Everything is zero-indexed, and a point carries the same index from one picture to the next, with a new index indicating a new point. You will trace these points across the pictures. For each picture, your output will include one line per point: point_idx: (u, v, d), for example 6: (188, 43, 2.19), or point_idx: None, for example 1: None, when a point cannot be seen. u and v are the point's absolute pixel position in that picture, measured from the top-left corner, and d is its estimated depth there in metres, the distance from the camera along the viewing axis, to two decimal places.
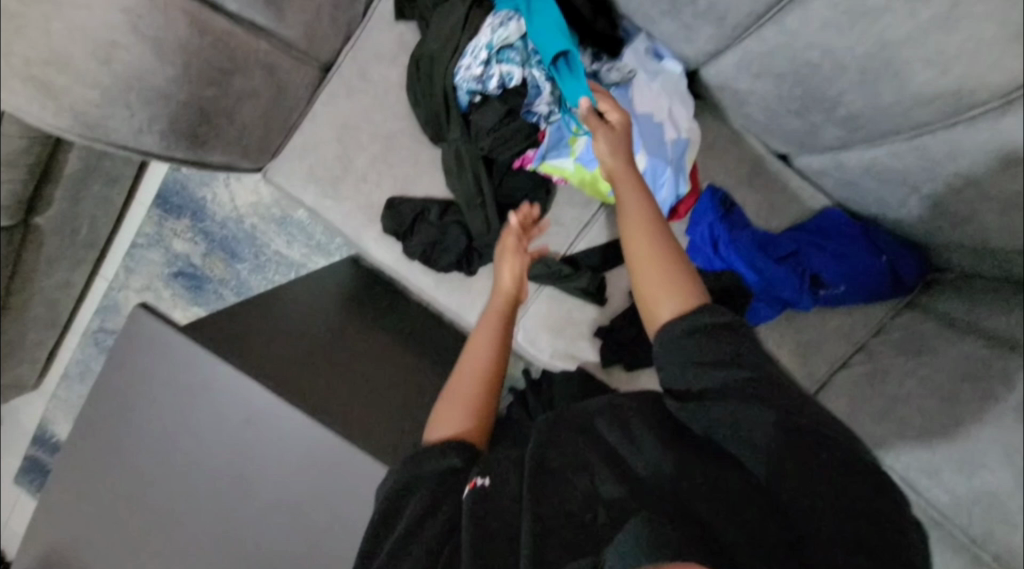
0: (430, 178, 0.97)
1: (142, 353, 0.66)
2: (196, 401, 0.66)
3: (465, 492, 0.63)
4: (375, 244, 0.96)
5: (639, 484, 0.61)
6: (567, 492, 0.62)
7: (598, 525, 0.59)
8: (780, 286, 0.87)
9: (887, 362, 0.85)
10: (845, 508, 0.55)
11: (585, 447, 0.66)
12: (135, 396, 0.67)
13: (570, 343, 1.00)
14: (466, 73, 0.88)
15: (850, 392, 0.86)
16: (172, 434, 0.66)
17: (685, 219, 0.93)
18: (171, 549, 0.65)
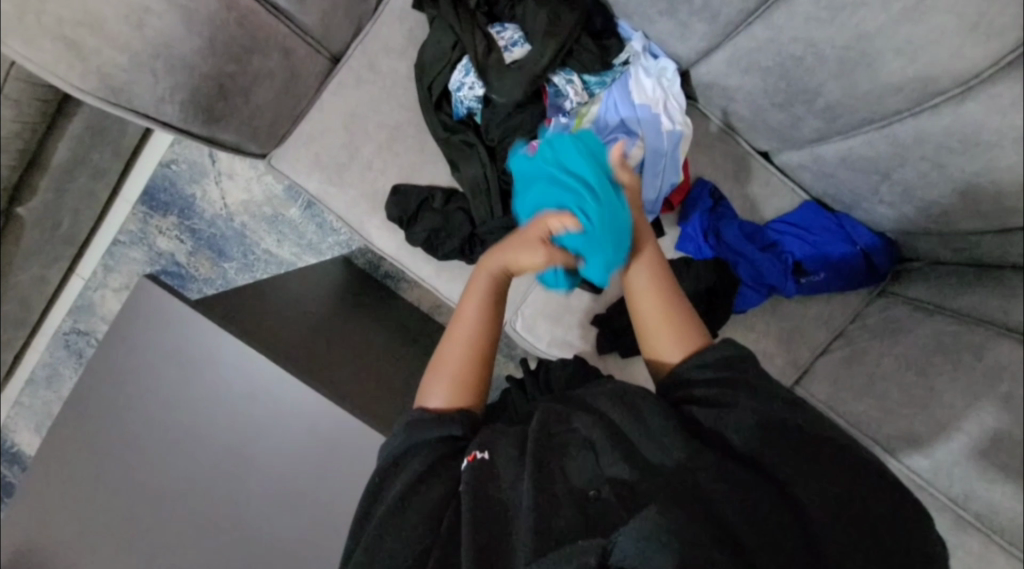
0: (434, 167, 1.02)
1: (146, 328, 0.81)
2: (199, 371, 0.81)
3: (465, 463, 0.72)
4: (379, 231, 1.04)
5: (616, 470, 0.69)
6: (551, 468, 0.70)
7: (598, 500, 0.68)
8: (767, 271, 0.98)
9: (864, 345, 0.96)
10: (829, 490, 0.66)
11: (570, 431, 0.74)
12: (137, 366, 0.81)
13: (567, 329, 1.07)
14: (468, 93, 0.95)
15: (832, 377, 0.97)
16: (177, 405, 0.81)
17: (677, 211, 1.02)
18: (169, 497, 0.81)
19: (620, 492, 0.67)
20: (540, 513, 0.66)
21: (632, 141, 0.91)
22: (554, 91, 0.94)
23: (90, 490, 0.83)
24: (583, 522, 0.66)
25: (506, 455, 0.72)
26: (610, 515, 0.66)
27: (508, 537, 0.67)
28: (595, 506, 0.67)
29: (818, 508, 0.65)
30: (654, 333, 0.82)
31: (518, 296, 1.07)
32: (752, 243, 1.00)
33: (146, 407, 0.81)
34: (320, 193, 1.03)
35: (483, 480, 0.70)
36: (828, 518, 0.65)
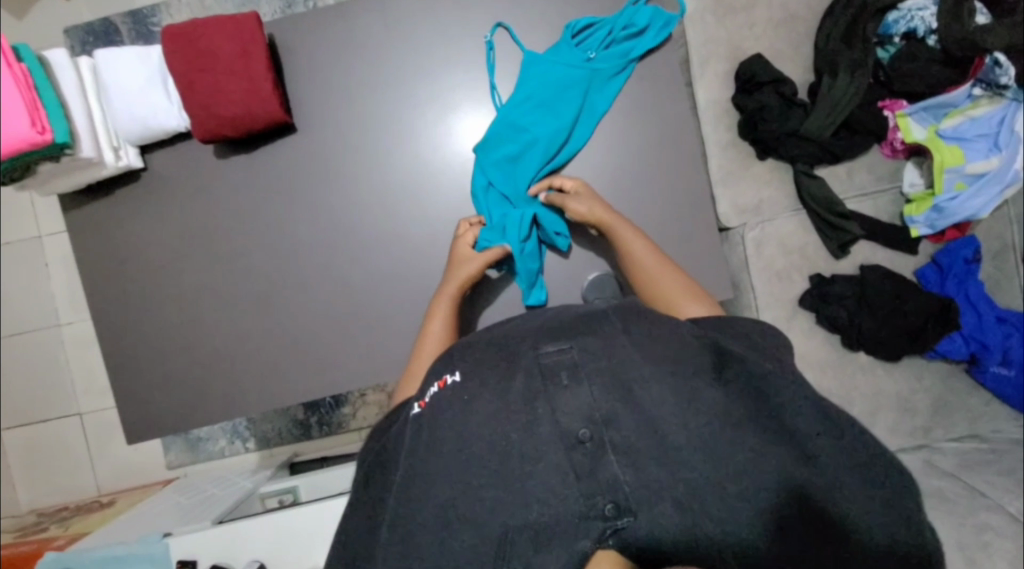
0: (793, 66, 1.07)
1: (367, 100, 0.87)
2: (398, 173, 0.87)
3: (432, 387, 0.67)
4: (714, 79, 1.09)
5: (607, 408, 0.61)
6: (538, 402, 0.62)
7: (581, 450, 0.60)
8: (989, 333, 1.07)
9: (1003, 449, 1.11)
10: (889, 501, 0.54)
11: (555, 354, 0.65)
12: (345, 102, 0.87)
13: (787, 268, 1.12)
14: (917, 12, 0.98)
15: (959, 457, 1.11)
16: (370, 96, 0.87)
17: (940, 242, 1.11)
18: (297, 212, 0.87)
19: (615, 442, 0.60)
20: (522, 459, 0.60)
21: (989, 154, 1.01)
22: (996, 68, 0.96)
23: (303, 90, 0.86)
24: (574, 469, 0.59)
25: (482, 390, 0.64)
26: (608, 476, 0.59)
27: (473, 476, 0.60)
28: (589, 454, 0.60)
29: (867, 524, 0.54)
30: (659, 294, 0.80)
31: (767, 215, 1.12)
32: (987, 304, 1.08)
33: (360, 91, 0.87)
34: (693, 17, 1.07)
35: (421, 462, 0.62)
36: (846, 485, 0.55)
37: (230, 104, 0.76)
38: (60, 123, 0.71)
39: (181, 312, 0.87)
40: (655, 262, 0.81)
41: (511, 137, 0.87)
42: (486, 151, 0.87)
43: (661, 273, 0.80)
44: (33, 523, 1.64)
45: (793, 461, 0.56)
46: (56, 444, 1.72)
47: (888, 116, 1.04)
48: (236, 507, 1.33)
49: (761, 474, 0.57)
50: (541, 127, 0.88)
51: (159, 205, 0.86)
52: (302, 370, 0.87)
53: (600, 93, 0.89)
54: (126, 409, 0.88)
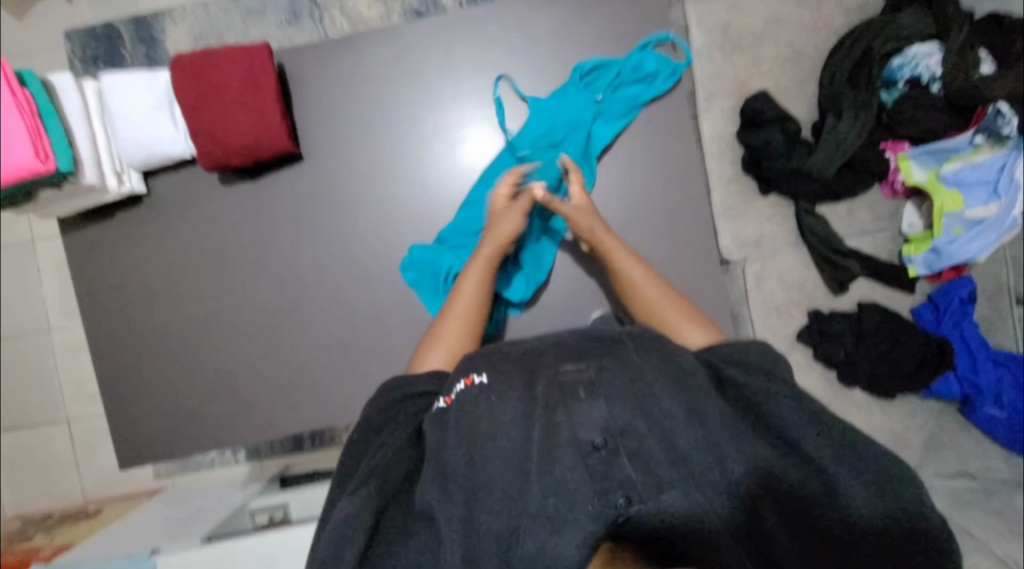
0: (797, 104, 1.08)
1: (373, 130, 0.86)
2: (402, 205, 0.87)
3: (460, 385, 0.66)
4: (719, 115, 1.09)
5: (623, 420, 0.62)
6: (550, 434, 0.61)
7: (598, 452, 0.60)
8: (983, 375, 1.08)
9: (993, 489, 1.13)
10: (879, 502, 0.59)
11: (575, 373, 0.66)
12: (350, 131, 0.86)
13: (786, 303, 1.13)
14: (924, 61, 1.00)
15: (949, 494, 1.12)
16: (376, 127, 0.86)
17: (937, 282, 1.12)
18: (299, 241, 0.86)
19: (631, 449, 0.60)
20: (539, 469, 0.59)
21: (989, 201, 1.03)
22: (998, 119, 0.98)
23: (310, 119, 0.86)
24: (588, 473, 0.58)
25: (505, 399, 0.65)
26: (620, 476, 0.58)
27: (498, 476, 0.61)
28: (603, 459, 0.59)
29: (855, 523, 0.58)
30: (658, 314, 0.79)
31: (768, 249, 1.13)
32: (981, 346, 1.10)
33: (366, 120, 0.86)
34: (700, 51, 1.07)
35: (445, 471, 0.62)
36: (843, 487, 0.59)
37: (236, 135, 0.75)
38: (64, 151, 0.71)
39: (179, 337, 0.86)
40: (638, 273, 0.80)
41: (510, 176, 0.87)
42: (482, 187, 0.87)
43: (651, 290, 0.79)
44: (18, 532, 1.61)
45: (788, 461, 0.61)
46: (43, 452, 1.69)
47: (889, 157, 1.06)
48: (226, 523, 1.31)
49: (768, 483, 0.61)
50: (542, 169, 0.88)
51: (159, 230, 0.85)
52: (300, 398, 0.86)
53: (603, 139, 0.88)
54: (121, 435, 0.87)
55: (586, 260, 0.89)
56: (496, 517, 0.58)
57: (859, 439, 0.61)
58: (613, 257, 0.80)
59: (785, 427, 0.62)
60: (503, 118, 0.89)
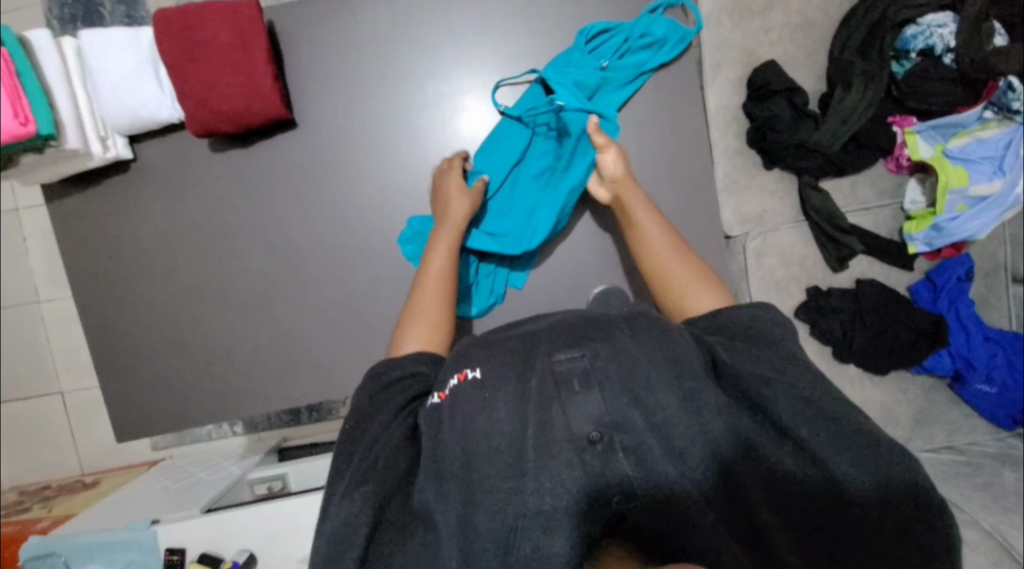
0: (805, 75, 1.06)
1: (369, 96, 0.83)
2: (400, 175, 0.84)
3: (454, 379, 0.64)
4: (725, 85, 1.06)
5: (617, 414, 0.60)
6: (547, 420, 0.60)
7: (594, 451, 0.59)
8: (975, 352, 1.10)
9: (977, 461, 1.16)
10: (880, 488, 0.58)
11: (567, 363, 0.62)
12: (346, 97, 0.83)
13: (786, 279, 1.12)
14: (940, 31, 0.97)
15: (935, 466, 1.15)
16: (372, 92, 0.83)
17: (935, 260, 1.12)
18: (294, 211, 0.84)
19: (627, 446, 0.59)
20: (537, 449, 0.59)
21: (993, 177, 1.02)
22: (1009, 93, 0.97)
23: (302, 83, 0.82)
24: (585, 471, 0.58)
25: (496, 379, 0.63)
26: (616, 474, 0.59)
27: (489, 474, 0.59)
28: (599, 455, 0.59)
29: (856, 511, 0.58)
30: (658, 279, 0.78)
31: (769, 225, 1.12)
32: (976, 323, 1.11)
33: (361, 85, 0.83)
34: (708, 18, 1.04)
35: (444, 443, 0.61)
36: (844, 476, 0.58)
37: (226, 98, 0.72)
38: (44, 114, 0.67)
39: (171, 310, 0.84)
40: (660, 238, 0.78)
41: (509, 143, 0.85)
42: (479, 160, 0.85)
43: (669, 257, 0.77)
44: (15, 503, 1.62)
45: (789, 453, 0.60)
46: (36, 423, 1.68)
47: (896, 132, 1.04)
48: (225, 494, 1.32)
49: (765, 475, 0.59)
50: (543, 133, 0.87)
51: (148, 198, 0.82)
52: (298, 372, 0.86)
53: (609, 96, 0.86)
54: (116, 408, 0.86)
55: (587, 234, 0.88)
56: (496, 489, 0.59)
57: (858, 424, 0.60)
58: (631, 213, 0.79)
59: (778, 416, 0.60)
60: (503, 85, 0.85)
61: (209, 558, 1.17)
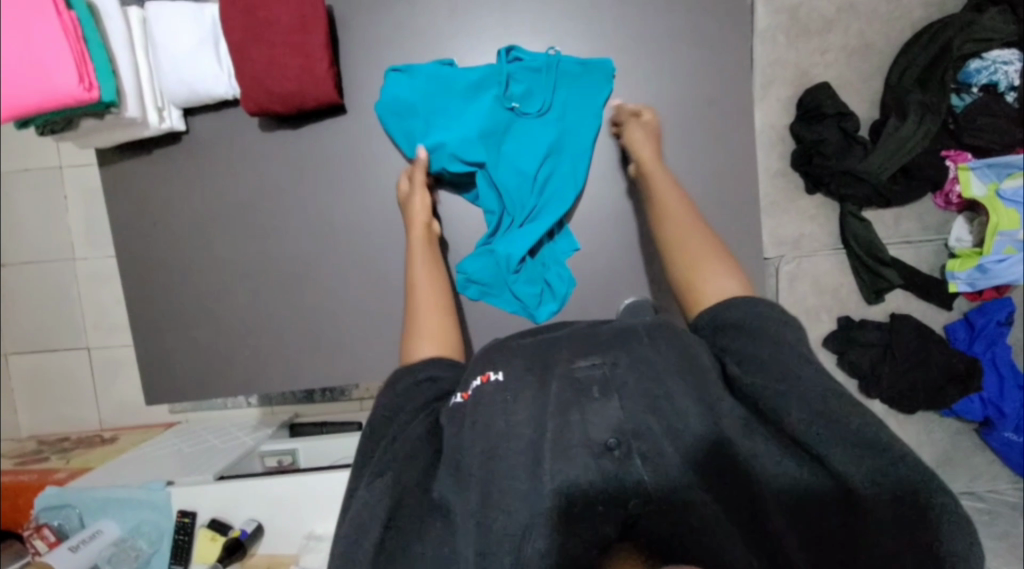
0: (859, 101, 1.03)
1: None
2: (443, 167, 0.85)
3: (476, 382, 0.63)
4: (774, 104, 1.04)
5: (638, 422, 0.59)
6: (571, 420, 0.59)
7: (609, 455, 0.58)
8: (1009, 399, 1.06)
9: (998, 510, 1.13)
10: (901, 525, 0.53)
11: (589, 369, 0.61)
12: None
13: (817, 306, 1.11)
14: (1008, 69, 0.95)
15: None
16: None
17: (975, 301, 1.09)
18: (335, 195, 0.85)
19: (643, 453, 0.58)
20: (555, 451, 0.58)
21: None
22: None
23: (354, 69, 0.83)
24: (601, 473, 0.58)
25: (523, 372, 0.63)
26: (631, 479, 0.57)
27: (506, 471, 0.58)
28: (616, 462, 0.58)
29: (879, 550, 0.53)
30: (677, 252, 0.73)
31: (806, 250, 1.10)
32: (1013, 370, 1.07)
33: None
34: (764, 34, 1.02)
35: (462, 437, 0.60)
36: (868, 502, 0.53)
37: (283, 80, 0.72)
38: (108, 81, 0.69)
39: (207, 282, 0.86)
40: (681, 216, 0.75)
41: (475, 148, 0.82)
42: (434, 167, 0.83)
43: (694, 241, 0.72)
44: (33, 451, 1.67)
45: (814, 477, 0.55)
46: (60, 376, 1.73)
47: (949, 166, 1.01)
48: (237, 463, 1.34)
49: (783, 493, 0.56)
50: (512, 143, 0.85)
51: (195, 171, 0.84)
52: (324, 354, 0.87)
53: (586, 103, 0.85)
54: (146, 372, 0.88)
55: (620, 243, 0.88)
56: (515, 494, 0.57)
57: (885, 445, 0.54)
58: (653, 178, 0.79)
59: (800, 435, 0.55)
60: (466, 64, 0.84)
61: (219, 524, 1.21)
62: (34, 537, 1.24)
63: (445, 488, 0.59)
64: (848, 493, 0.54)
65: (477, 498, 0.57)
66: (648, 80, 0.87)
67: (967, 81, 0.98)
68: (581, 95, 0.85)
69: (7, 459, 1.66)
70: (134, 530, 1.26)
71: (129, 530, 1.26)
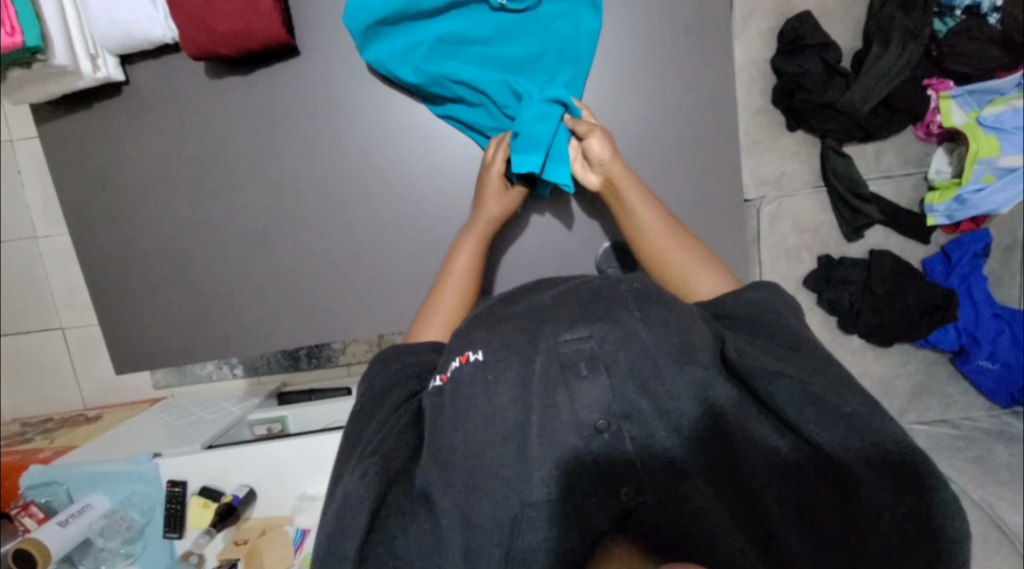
0: (841, 29, 0.99)
1: None
2: (408, 119, 0.81)
3: (454, 361, 0.63)
4: (754, 37, 1.00)
5: (626, 402, 0.59)
6: (559, 401, 0.59)
7: (601, 439, 0.59)
8: (984, 328, 1.08)
9: (969, 435, 1.17)
10: (894, 513, 0.55)
11: (576, 342, 0.60)
12: None
13: (799, 246, 1.10)
14: None
15: (927, 439, 1.17)
16: None
17: (954, 233, 1.09)
18: (296, 148, 0.80)
19: (634, 432, 0.59)
20: (542, 434, 0.58)
21: None
22: None
23: (306, 5, 0.77)
24: (592, 458, 0.59)
25: (507, 350, 0.61)
26: (622, 461, 0.59)
27: (492, 458, 0.58)
28: (606, 443, 0.59)
29: (877, 535, 0.55)
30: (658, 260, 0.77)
31: (787, 190, 1.08)
32: (988, 299, 1.09)
33: None
34: None
35: (447, 425, 0.61)
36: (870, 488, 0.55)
37: (223, 17, 0.67)
38: (31, 24, 0.64)
39: (170, 245, 0.82)
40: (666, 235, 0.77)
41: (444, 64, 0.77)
42: (406, 67, 0.77)
43: (668, 244, 0.77)
44: (18, 433, 1.65)
45: (816, 465, 0.57)
46: (37, 357, 1.69)
47: (930, 96, 0.99)
48: (225, 432, 1.34)
49: (777, 472, 0.58)
50: (490, 45, 0.79)
51: (144, 126, 0.78)
52: (301, 315, 0.84)
53: (579, 13, 0.80)
54: (115, 341, 0.85)
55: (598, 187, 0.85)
56: (506, 467, 0.58)
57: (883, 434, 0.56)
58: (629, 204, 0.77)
59: (796, 424, 0.57)
60: None
61: (210, 492, 1.21)
62: (22, 515, 1.26)
63: (428, 477, 0.60)
64: (846, 481, 0.56)
65: (465, 467, 0.59)
66: (622, 11, 0.82)
67: (953, 4, 0.94)
68: (571, 2, 0.80)
69: None
70: (126, 502, 1.25)
71: (120, 502, 1.25)
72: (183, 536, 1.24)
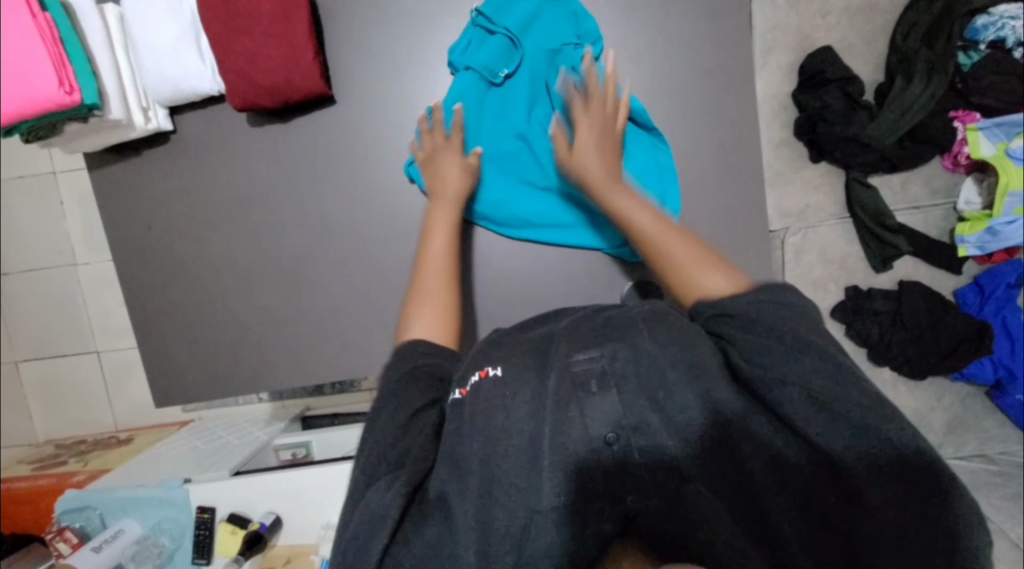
0: (864, 64, 1.00)
1: (408, 71, 0.81)
2: None
3: (474, 376, 0.62)
4: (776, 72, 1.02)
5: (636, 416, 0.57)
6: (572, 416, 0.57)
7: (609, 449, 0.57)
8: (1021, 361, 1.05)
9: (1008, 471, 1.13)
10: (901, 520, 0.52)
11: (589, 362, 0.59)
12: (385, 70, 0.81)
13: (825, 277, 1.10)
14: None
15: (963, 474, 1.14)
16: (413, 68, 0.81)
17: (985, 264, 1.07)
18: (329, 189, 0.83)
19: (641, 442, 0.57)
20: (555, 450, 0.56)
21: None
22: None
23: (343, 58, 0.81)
24: (598, 470, 0.57)
25: (520, 375, 0.60)
26: (631, 474, 0.57)
27: (505, 473, 0.56)
28: (614, 456, 0.57)
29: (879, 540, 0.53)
30: (662, 260, 0.68)
31: (811, 221, 1.08)
32: None
33: (403, 59, 0.81)
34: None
35: (460, 453, 0.58)
36: (880, 498, 0.52)
37: (268, 72, 0.71)
38: (87, 81, 0.68)
39: (208, 283, 0.85)
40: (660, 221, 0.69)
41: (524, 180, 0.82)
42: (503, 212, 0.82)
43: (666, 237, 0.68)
44: (52, 455, 1.70)
45: (823, 477, 0.54)
46: (73, 379, 1.75)
47: (957, 127, 0.98)
48: (252, 457, 1.35)
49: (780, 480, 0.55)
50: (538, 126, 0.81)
51: (187, 170, 0.82)
52: (330, 349, 0.86)
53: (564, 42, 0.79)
54: (154, 374, 0.88)
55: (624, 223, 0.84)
56: (519, 484, 0.56)
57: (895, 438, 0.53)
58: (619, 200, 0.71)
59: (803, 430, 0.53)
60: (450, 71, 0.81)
61: (238, 519, 1.23)
62: (57, 540, 1.28)
63: (445, 485, 0.58)
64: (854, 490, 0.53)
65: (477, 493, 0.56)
66: (647, 58, 0.84)
67: (977, 38, 0.93)
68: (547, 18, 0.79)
69: (26, 463, 1.69)
70: (156, 528, 1.29)
71: (151, 528, 1.29)
72: (212, 562, 1.26)
